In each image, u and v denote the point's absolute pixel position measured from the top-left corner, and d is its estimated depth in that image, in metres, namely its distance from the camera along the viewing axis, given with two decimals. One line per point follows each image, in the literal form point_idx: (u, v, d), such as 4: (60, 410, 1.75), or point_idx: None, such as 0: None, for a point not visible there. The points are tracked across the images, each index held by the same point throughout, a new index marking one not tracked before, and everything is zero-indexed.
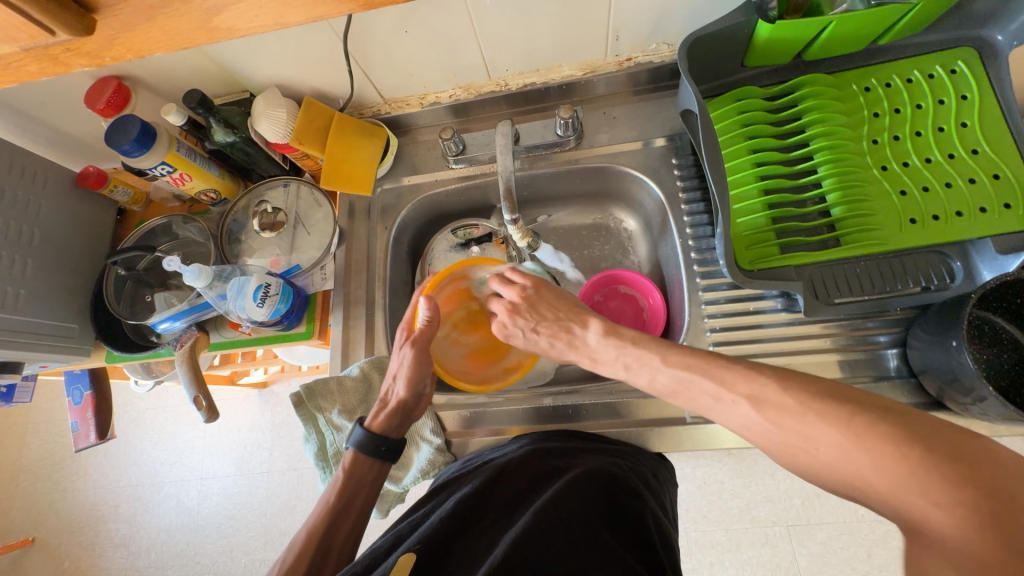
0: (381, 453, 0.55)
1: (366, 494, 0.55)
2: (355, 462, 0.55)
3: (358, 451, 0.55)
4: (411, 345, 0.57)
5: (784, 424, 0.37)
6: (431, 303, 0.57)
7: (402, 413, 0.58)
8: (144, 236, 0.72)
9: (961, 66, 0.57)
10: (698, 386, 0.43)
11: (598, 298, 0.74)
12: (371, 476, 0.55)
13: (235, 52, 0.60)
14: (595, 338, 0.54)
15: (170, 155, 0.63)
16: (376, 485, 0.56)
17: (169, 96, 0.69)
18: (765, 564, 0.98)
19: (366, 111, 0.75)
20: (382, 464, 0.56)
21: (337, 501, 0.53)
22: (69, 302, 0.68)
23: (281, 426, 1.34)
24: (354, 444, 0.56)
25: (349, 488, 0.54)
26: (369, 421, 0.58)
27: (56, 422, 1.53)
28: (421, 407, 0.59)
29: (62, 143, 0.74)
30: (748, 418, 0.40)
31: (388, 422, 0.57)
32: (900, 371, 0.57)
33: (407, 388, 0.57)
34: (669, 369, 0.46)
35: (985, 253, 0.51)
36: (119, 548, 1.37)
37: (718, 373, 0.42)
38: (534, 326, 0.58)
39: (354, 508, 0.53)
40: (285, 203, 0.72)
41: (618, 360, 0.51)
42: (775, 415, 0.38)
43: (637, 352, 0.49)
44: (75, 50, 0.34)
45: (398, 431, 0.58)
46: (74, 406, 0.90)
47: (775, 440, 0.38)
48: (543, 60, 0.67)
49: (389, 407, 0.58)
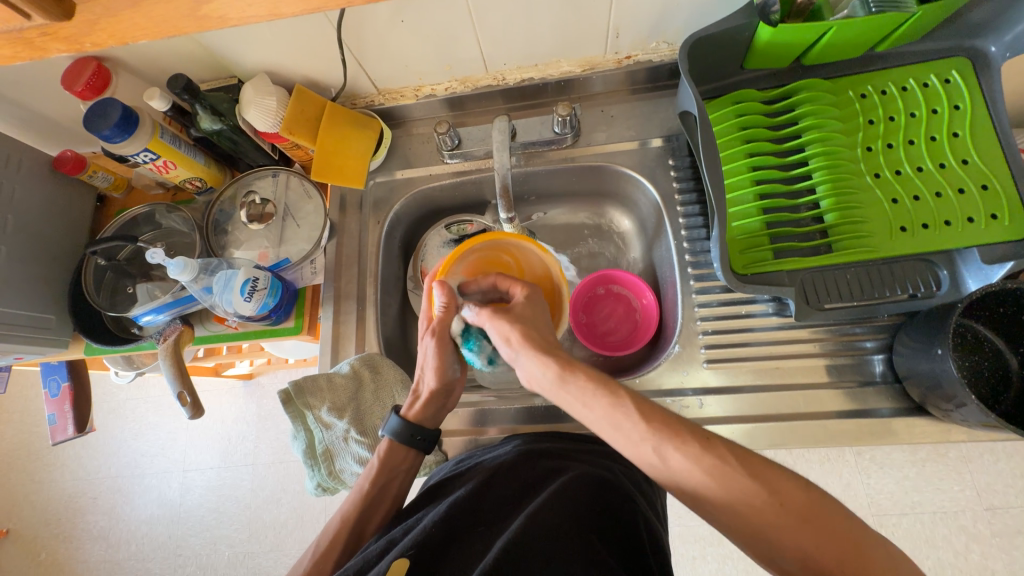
0: (416, 442, 0.56)
1: (400, 481, 0.56)
2: (391, 451, 0.56)
3: (393, 439, 0.56)
4: (433, 335, 0.54)
5: (763, 480, 0.36)
6: (445, 290, 0.53)
7: (436, 402, 0.57)
8: (125, 225, 0.69)
9: (955, 76, 0.58)
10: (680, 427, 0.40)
11: (601, 292, 0.74)
12: (405, 466, 0.57)
13: (223, 37, 0.58)
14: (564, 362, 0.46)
15: (154, 142, 0.61)
16: (409, 474, 0.57)
17: (152, 80, 0.66)
18: (745, 559, 1.00)
19: (359, 101, 0.73)
20: (418, 453, 0.57)
21: (372, 489, 0.55)
22: (45, 292, 0.65)
23: (266, 419, 1.32)
24: (389, 433, 0.57)
25: (384, 477, 0.55)
26: (404, 410, 0.58)
27: (32, 411, 1.49)
28: (455, 394, 0.58)
29: (38, 125, 0.70)
30: (722, 462, 0.37)
31: (423, 412, 0.57)
32: (885, 376, 0.58)
33: (434, 378, 0.55)
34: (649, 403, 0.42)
35: (971, 263, 0.52)
36: (97, 541, 1.34)
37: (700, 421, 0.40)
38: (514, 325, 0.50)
39: (388, 497, 0.55)
40: (274, 194, 0.70)
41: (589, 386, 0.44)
42: (755, 469, 0.36)
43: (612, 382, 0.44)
44: (52, 35, 0.33)
45: (434, 419, 0.58)
46: (52, 399, 0.88)
47: (738, 487, 0.36)
48: (540, 56, 0.66)
49: (423, 396, 0.57)
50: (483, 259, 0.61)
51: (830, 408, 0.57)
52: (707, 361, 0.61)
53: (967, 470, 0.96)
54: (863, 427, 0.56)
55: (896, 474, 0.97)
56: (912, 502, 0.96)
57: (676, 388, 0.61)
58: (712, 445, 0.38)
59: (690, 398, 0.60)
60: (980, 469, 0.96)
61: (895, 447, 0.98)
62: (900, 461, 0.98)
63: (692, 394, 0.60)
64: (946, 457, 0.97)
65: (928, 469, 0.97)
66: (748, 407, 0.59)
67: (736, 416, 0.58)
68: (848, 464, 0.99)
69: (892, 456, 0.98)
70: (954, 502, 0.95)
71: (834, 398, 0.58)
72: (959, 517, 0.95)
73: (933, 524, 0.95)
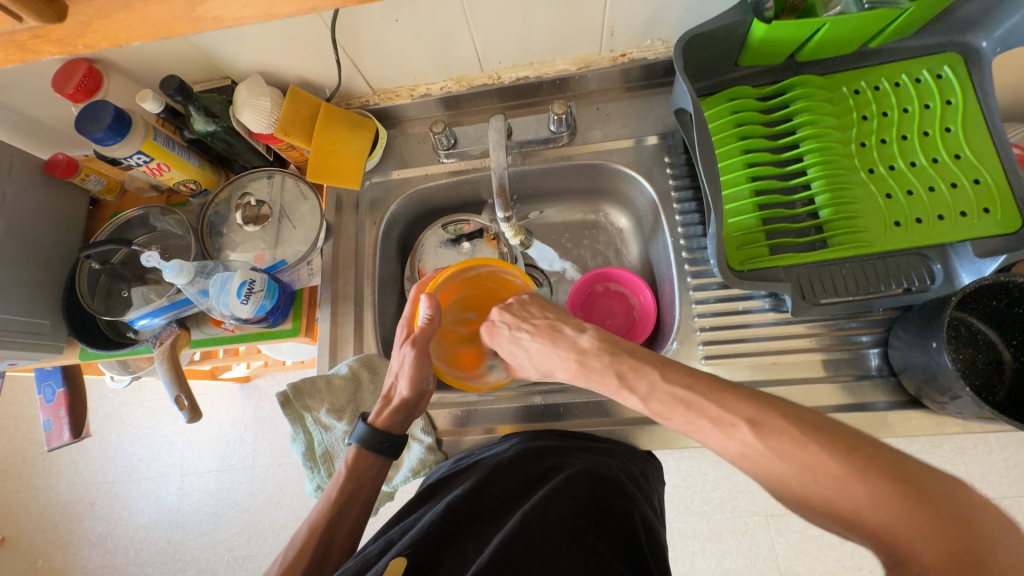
0: (383, 449, 0.55)
1: (369, 488, 0.55)
2: (357, 459, 0.55)
3: (360, 447, 0.55)
4: (412, 344, 0.54)
5: (785, 455, 0.35)
6: (433, 305, 0.54)
7: (405, 410, 0.56)
8: (119, 228, 0.69)
9: (948, 71, 0.58)
10: (695, 407, 0.41)
11: (600, 289, 0.74)
12: (373, 472, 0.56)
13: (216, 38, 0.58)
14: (587, 341, 0.51)
15: (147, 144, 0.60)
16: (377, 480, 0.56)
17: (144, 82, 0.65)
18: (745, 552, 1.01)
19: (354, 101, 0.73)
20: (383, 460, 0.56)
21: (340, 496, 0.53)
22: (39, 297, 0.65)
23: (264, 422, 1.32)
24: (356, 440, 0.55)
25: (351, 484, 0.54)
26: (373, 417, 0.57)
27: (27, 417, 1.48)
28: (424, 404, 0.58)
29: (29, 128, 0.70)
30: (743, 444, 0.37)
31: (391, 419, 0.56)
32: (881, 370, 0.59)
33: (411, 388, 0.55)
34: (667, 387, 0.43)
35: (964, 257, 0.53)
36: (95, 547, 1.33)
37: (717, 395, 0.40)
38: (522, 325, 0.55)
39: (356, 504, 0.54)
40: (269, 195, 0.69)
41: (610, 367, 0.48)
42: (777, 444, 0.36)
43: (632, 364, 0.47)
44: (44, 37, 0.32)
45: (402, 426, 0.57)
46: (46, 404, 0.86)
47: (764, 467, 0.36)
48: (536, 53, 0.66)
49: (392, 404, 0.56)
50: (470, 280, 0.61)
51: (826, 402, 0.58)
52: (705, 357, 0.61)
53: (963, 462, 0.97)
54: (859, 421, 0.57)
55: None
56: None
57: None
58: (735, 430, 0.38)
59: None
60: (975, 460, 0.97)
61: (891, 440, 0.99)
62: None
63: None
64: (942, 448, 0.98)
65: (924, 461, 0.98)
66: None
67: None
68: None
69: None
70: None
71: (831, 392, 0.58)
72: None
73: None
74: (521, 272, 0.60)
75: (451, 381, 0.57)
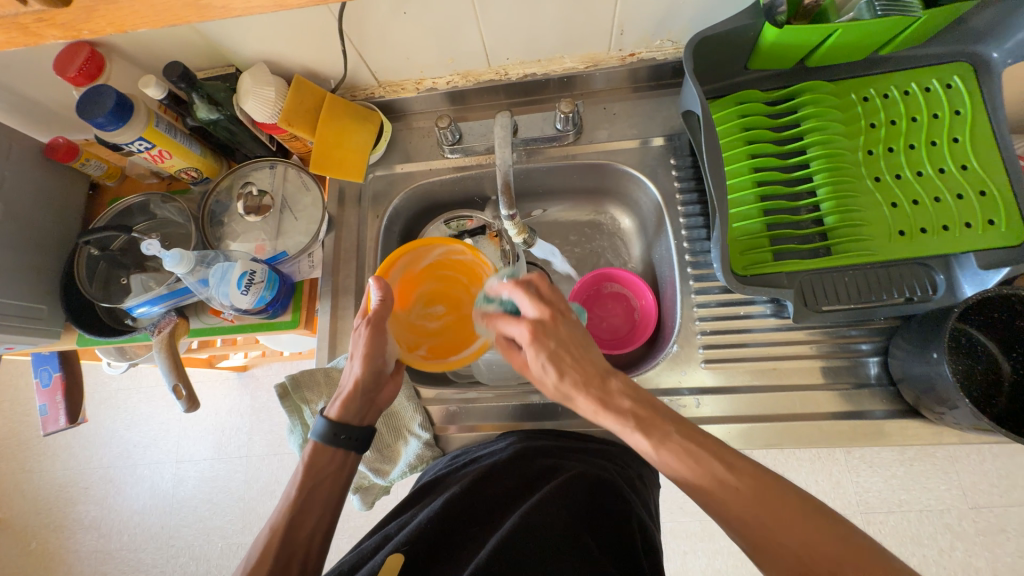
0: (339, 442, 0.53)
1: (330, 483, 0.52)
2: (316, 453, 0.52)
3: (318, 442, 0.53)
4: (365, 324, 0.53)
5: (779, 516, 0.36)
6: (383, 285, 0.52)
7: (361, 397, 0.54)
8: (119, 214, 0.68)
9: (958, 81, 0.58)
10: (704, 465, 0.40)
11: (613, 288, 0.74)
12: (334, 469, 0.53)
13: (221, 25, 0.57)
14: (616, 387, 0.45)
15: (148, 131, 0.60)
16: (340, 476, 0.53)
17: (147, 67, 0.65)
18: (736, 554, 1.01)
19: (358, 93, 0.72)
20: (347, 455, 0.54)
21: (298, 494, 0.50)
22: (36, 281, 0.64)
23: (260, 411, 1.32)
24: (315, 436, 0.53)
25: (311, 481, 0.51)
26: (329, 410, 0.55)
27: (23, 400, 1.48)
28: (382, 389, 0.56)
29: (29, 110, 0.69)
30: (738, 493, 0.38)
31: (347, 410, 0.54)
32: (879, 379, 0.59)
33: (364, 370, 0.53)
34: (679, 439, 0.41)
35: (967, 268, 0.52)
36: (88, 531, 1.33)
37: (727, 454, 0.40)
38: (557, 356, 0.46)
39: (319, 500, 0.51)
40: (271, 185, 0.69)
41: (628, 413, 0.43)
42: (773, 506, 0.37)
43: (649, 413, 0.43)
44: (48, 21, 0.31)
45: (360, 417, 0.55)
46: (42, 389, 0.86)
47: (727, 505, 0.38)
48: (545, 50, 0.65)
49: (346, 395, 0.54)
50: (427, 271, 0.58)
51: (824, 409, 0.58)
52: (704, 361, 0.61)
53: (955, 470, 0.98)
54: (857, 428, 0.57)
55: (884, 473, 1.00)
56: (899, 500, 0.98)
57: (672, 387, 0.61)
58: (710, 463, 0.40)
59: (686, 398, 0.60)
60: (966, 469, 0.98)
61: (883, 447, 1.00)
62: (888, 460, 1.00)
63: (689, 393, 0.60)
64: (935, 457, 0.99)
65: (915, 468, 0.99)
66: (743, 408, 0.59)
67: (731, 416, 0.59)
68: (838, 463, 1.01)
69: (880, 455, 1.00)
70: (940, 500, 0.97)
71: (829, 399, 0.58)
72: (945, 515, 0.96)
73: (919, 521, 0.97)
74: (468, 247, 0.58)
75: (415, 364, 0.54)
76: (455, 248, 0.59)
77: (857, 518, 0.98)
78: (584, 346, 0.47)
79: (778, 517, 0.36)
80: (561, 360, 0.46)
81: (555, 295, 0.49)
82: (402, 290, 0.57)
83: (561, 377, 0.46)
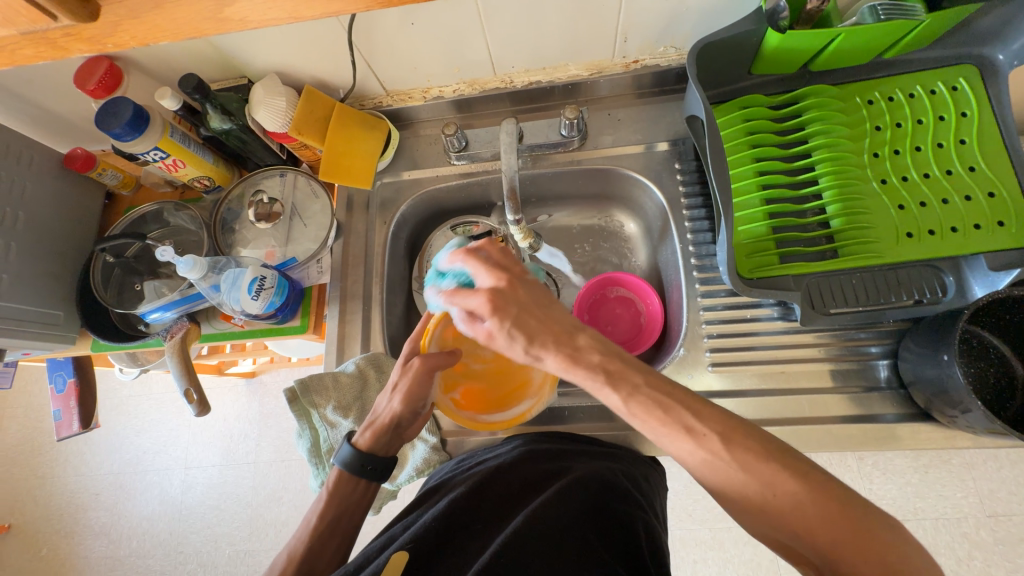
0: (365, 473, 0.53)
1: (351, 514, 0.53)
2: (340, 482, 0.53)
3: (343, 470, 0.53)
4: (418, 359, 0.54)
5: (751, 469, 0.36)
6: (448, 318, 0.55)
7: (392, 430, 0.55)
8: (133, 222, 0.70)
9: (963, 83, 0.58)
10: (674, 414, 0.38)
11: (617, 293, 0.74)
12: (356, 496, 0.54)
13: (235, 39, 0.59)
14: (585, 339, 0.41)
15: (164, 141, 0.61)
16: (360, 505, 0.54)
17: (163, 79, 0.66)
18: (747, 563, 1.00)
19: (367, 102, 0.73)
20: (368, 485, 0.54)
21: (320, 523, 0.51)
22: (53, 287, 0.66)
23: (268, 417, 1.33)
24: (339, 463, 0.54)
25: (333, 509, 0.52)
26: (356, 438, 0.55)
27: (36, 406, 1.50)
28: (413, 423, 0.56)
29: (48, 122, 0.71)
30: (711, 453, 0.37)
31: (376, 440, 0.54)
32: (890, 382, 0.58)
33: (399, 404, 0.54)
34: (649, 391, 0.39)
35: (977, 270, 0.52)
36: (98, 537, 1.34)
37: (695, 404, 0.39)
38: (521, 321, 0.41)
39: (339, 530, 0.52)
40: (281, 193, 0.70)
41: (600, 367, 0.40)
42: (742, 457, 0.37)
43: (619, 365, 0.40)
44: (76, 35, 0.33)
45: (387, 448, 0.55)
46: (56, 394, 0.88)
47: (726, 481, 0.37)
48: (549, 58, 0.67)
49: (377, 425, 0.54)
50: None
51: (833, 412, 0.57)
52: (711, 364, 0.61)
53: (971, 477, 0.96)
54: (867, 432, 0.56)
55: (898, 480, 0.98)
56: (914, 508, 0.96)
57: None
58: (705, 438, 0.37)
59: None
60: (983, 476, 0.96)
61: (897, 454, 0.98)
62: (902, 467, 0.99)
63: None
64: (950, 463, 0.97)
65: (930, 476, 0.97)
66: (752, 411, 0.59)
67: (739, 420, 0.58)
68: (850, 470, 1.00)
69: (893, 462, 0.98)
70: (957, 508, 0.95)
71: (838, 402, 0.58)
72: (961, 524, 0.95)
73: (935, 530, 0.95)
74: None
75: (446, 411, 0.56)
76: None
77: None
78: (547, 305, 0.43)
79: (771, 482, 0.36)
80: (524, 324, 0.41)
81: (508, 258, 0.45)
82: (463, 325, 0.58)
83: (530, 341, 0.41)
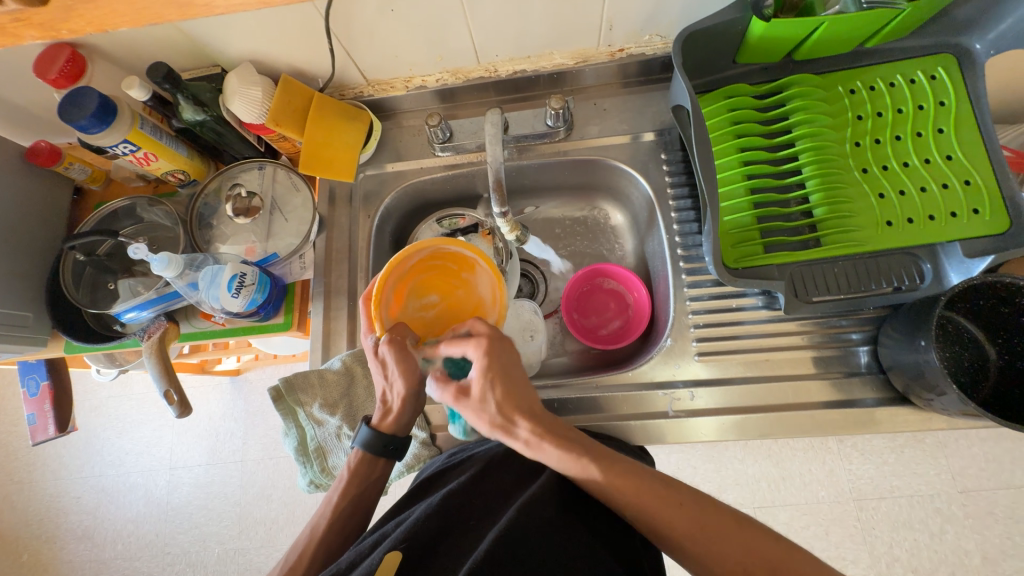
0: (388, 452, 0.53)
1: (371, 491, 0.54)
2: (361, 463, 0.53)
3: (364, 451, 0.53)
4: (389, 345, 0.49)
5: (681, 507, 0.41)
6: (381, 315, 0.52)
7: (411, 406, 0.53)
8: (105, 218, 0.67)
9: (942, 72, 0.59)
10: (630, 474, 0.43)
11: (610, 285, 0.74)
12: (374, 475, 0.54)
13: (207, 26, 0.56)
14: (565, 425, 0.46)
15: (133, 133, 0.59)
16: (380, 481, 0.55)
17: (130, 68, 0.64)
18: None
19: (347, 92, 0.71)
20: (388, 461, 0.54)
21: (342, 501, 0.52)
22: (21, 288, 0.63)
23: (255, 415, 1.31)
24: (361, 445, 0.53)
25: (354, 488, 0.53)
26: (375, 421, 0.54)
27: (10, 410, 1.45)
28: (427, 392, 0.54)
29: (10, 114, 0.67)
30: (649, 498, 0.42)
31: (398, 421, 0.53)
32: (870, 367, 0.59)
33: (401, 386, 0.50)
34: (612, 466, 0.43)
35: (953, 257, 0.54)
36: (80, 541, 1.31)
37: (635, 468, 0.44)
38: (502, 386, 0.44)
39: (361, 504, 0.53)
40: (260, 186, 0.68)
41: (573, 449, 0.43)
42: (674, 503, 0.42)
43: (593, 449, 0.44)
44: (27, 21, 0.31)
45: (410, 424, 0.55)
46: (31, 398, 0.84)
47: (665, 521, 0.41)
48: (534, 47, 0.65)
49: (393, 407, 0.53)
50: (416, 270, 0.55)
51: (816, 398, 0.59)
52: (698, 354, 0.62)
53: (944, 455, 1.00)
54: (848, 417, 0.58)
55: (875, 460, 1.01)
56: (891, 486, 1.00)
57: (667, 381, 0.61)
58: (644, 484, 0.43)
59: (681, 391, 0.60)
60: (955, 454, 1.00)
61: (874, 435, 1.01)
62: (879, 448, 1.02)
63: (683, 386, 0.61)
64: (924, 443, 1.00)
65: (906, 455, 1.01)
66: (738, 399, 0.60)
67: (725, 408, 0.59)
68: (831, 451, 1.03)
69: (872, 443, 1.01)
70: (930, 485, 0.99)
71: (821, 388, 0.59)
72: (934, 500, 0.98)
73: (911, 506, 0.98)
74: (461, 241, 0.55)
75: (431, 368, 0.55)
76: (444, 245, 0.54)
77: (849, 505, 1.00)
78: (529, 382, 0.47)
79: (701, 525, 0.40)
80: (503, 390, 0.44)
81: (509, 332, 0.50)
82: (398, 292, 0.54)
83: (506, 405, 0.44)
